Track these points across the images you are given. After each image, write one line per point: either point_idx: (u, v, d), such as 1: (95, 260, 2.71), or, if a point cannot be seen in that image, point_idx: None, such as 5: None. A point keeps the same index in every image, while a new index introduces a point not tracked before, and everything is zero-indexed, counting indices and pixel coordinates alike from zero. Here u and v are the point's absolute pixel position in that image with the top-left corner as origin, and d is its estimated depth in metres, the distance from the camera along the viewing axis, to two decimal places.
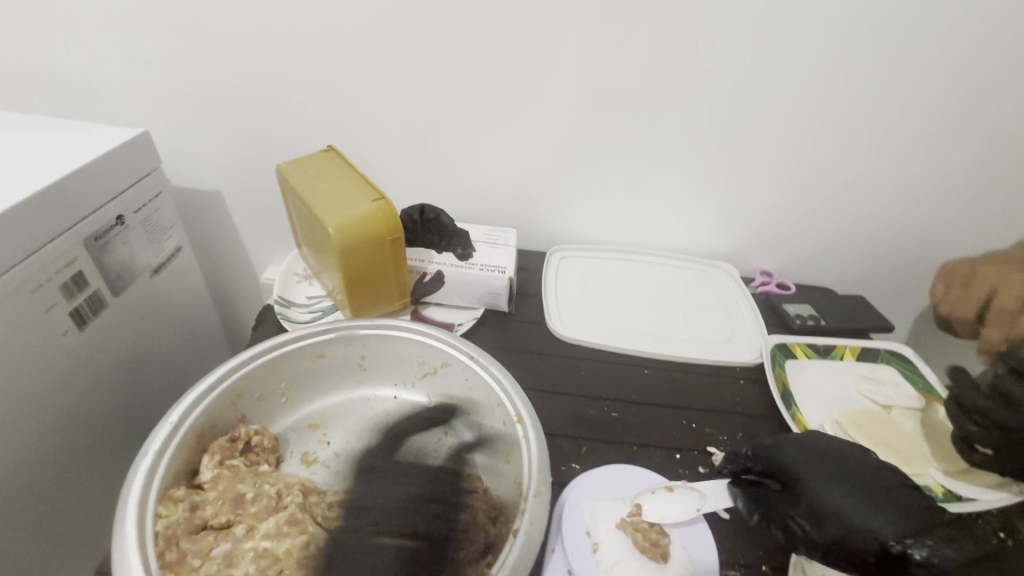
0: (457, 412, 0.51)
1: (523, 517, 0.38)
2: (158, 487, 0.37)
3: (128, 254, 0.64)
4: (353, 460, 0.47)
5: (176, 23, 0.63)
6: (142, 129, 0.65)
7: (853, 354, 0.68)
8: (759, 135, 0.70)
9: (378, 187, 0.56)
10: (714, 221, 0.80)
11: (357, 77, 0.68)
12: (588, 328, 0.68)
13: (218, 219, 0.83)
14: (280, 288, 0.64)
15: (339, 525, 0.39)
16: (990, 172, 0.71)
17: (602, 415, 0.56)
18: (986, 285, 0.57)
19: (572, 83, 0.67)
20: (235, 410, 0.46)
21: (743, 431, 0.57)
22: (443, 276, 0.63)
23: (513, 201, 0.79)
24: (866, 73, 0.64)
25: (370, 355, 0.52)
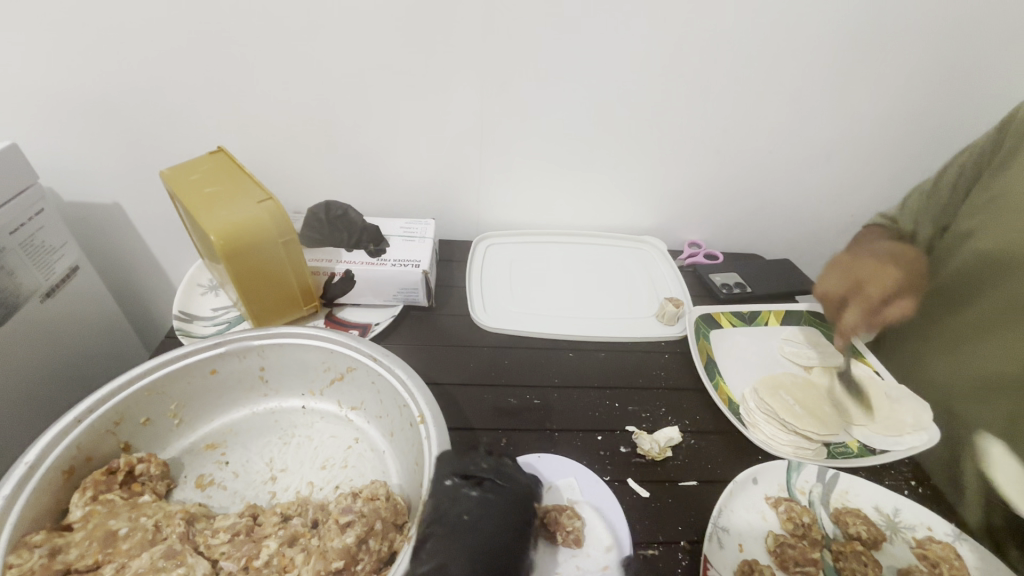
0: (368, 417, 0.50)
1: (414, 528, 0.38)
2: (12, 533, 0.34)
3: (7, 280, 0.58)
4: (253, 479, 0.45)
5: (35, 24, 0.57)
6: (9, 142, 0.59)
7: (778, 318, 0.69)
8: (674, 106, 0.69)
9: (267, 186, 0.53)
10: (639, 196, 0.79)
11: (248, 72, 0.64)
12: (513, 316, 0.66)
13: (123, 232, 0.78)
14: (181, 302, 0.60)
15: (223, 552, 0.36)
16: (892, 128, 0.73)
17: (525, 404, 0.55)
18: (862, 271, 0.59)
19: (478, 67, 0.65)
20: (115, 438, 0.43)
21: (666, 405, 0.56)
22: (352, 276, 0.60)
23: (432, 190, 0.77)
24: (768, 38, 0.64)
25: (270, 366, 0.49)
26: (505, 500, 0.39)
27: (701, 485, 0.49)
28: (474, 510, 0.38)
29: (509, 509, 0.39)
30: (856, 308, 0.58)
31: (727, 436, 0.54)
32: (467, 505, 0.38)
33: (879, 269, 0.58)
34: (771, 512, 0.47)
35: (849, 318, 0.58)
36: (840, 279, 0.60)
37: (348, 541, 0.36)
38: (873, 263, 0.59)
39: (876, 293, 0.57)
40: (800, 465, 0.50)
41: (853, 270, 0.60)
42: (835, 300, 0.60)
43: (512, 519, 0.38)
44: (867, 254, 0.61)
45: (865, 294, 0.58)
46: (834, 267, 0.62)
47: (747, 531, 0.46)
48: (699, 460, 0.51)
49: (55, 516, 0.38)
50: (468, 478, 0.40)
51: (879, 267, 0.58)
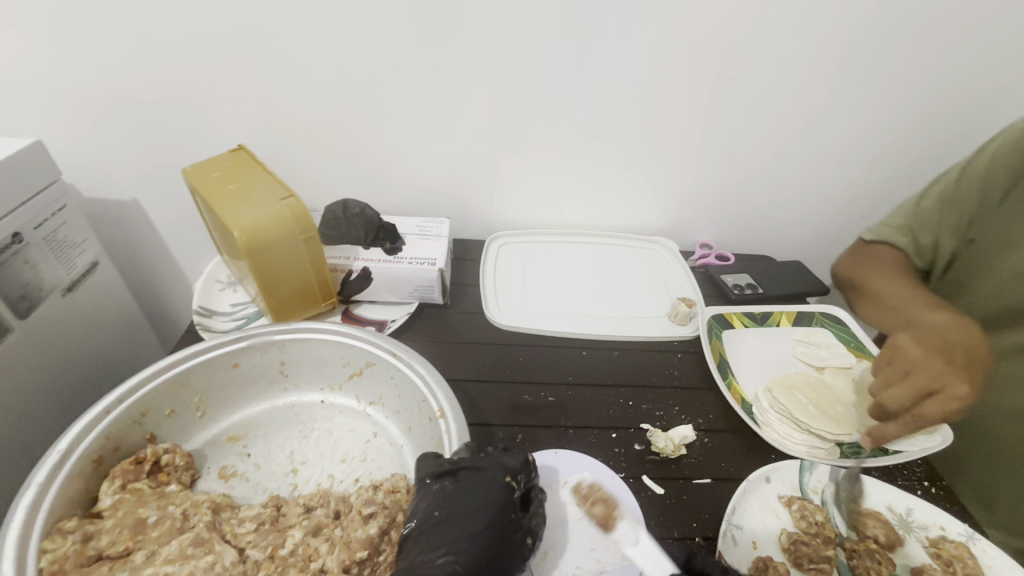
0: (386, 412, 0.50)
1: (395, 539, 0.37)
2: (45, 519, 0.35)
3: (32, 274, 0.60)
4: (275, 471, 0.45)
5: (60, 24, 0.59)
6: (34, 139, 0.60)
7: (789, 319, 0.69)
8: (687, 107, 0.70)
9: (288, 184, 0.54)
10: (651, 198, 0.80)
11: (267, 72, 0.65)
12: (527, 314, 0.66)
13: (140, 228, 0.79)
14: (201, 298, 0.61)
15: (249, 541, 0.37)
16: (905, 131, 0.73)
17: (539, 401, 0.56)
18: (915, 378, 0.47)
19: (493, 68, 0.65)
20: (141, 430, 0.43)
21: (679, 403, 0.57)
22: (369, 273, 0.61)
23: (445, 189, 0.77)
24: (781, 41, 0.64)
25: (290, 361, 0.50)
26: (477, 486, 0.37)
27: (715, 482, 0.49)
28: (444, 504, 0.36)
29: (484, 493, 0.37)
30: (901, 422, 0.47)
31: (740, 434, 0.54)
32: (437, 501, 0.36)
33: (943, 376, 0.46)
34: (784, 511, 0.47)
35: (887, 432, 0.48)
36: (901, 386, 0.48)
37: (371, 532, 0.37)
38: (933, 367, 0.47)
39: (932, 413, 0.46)
40: (813, 465, 0.50)
41: (905, 362, 0.49)
42: (880, 408, 0.49)
43: (486, 504, 0.36)
44: (909, 342, 0.50)
45: (924, 417, 0.46)
46: (885, 364, 0.51)
47: (761, 528, 0.46)
48: (713, 458, 0.52)
49: (85, 505, 0.39)
50: (440, 473, 0.38)
51: (940, 370, 0.47)
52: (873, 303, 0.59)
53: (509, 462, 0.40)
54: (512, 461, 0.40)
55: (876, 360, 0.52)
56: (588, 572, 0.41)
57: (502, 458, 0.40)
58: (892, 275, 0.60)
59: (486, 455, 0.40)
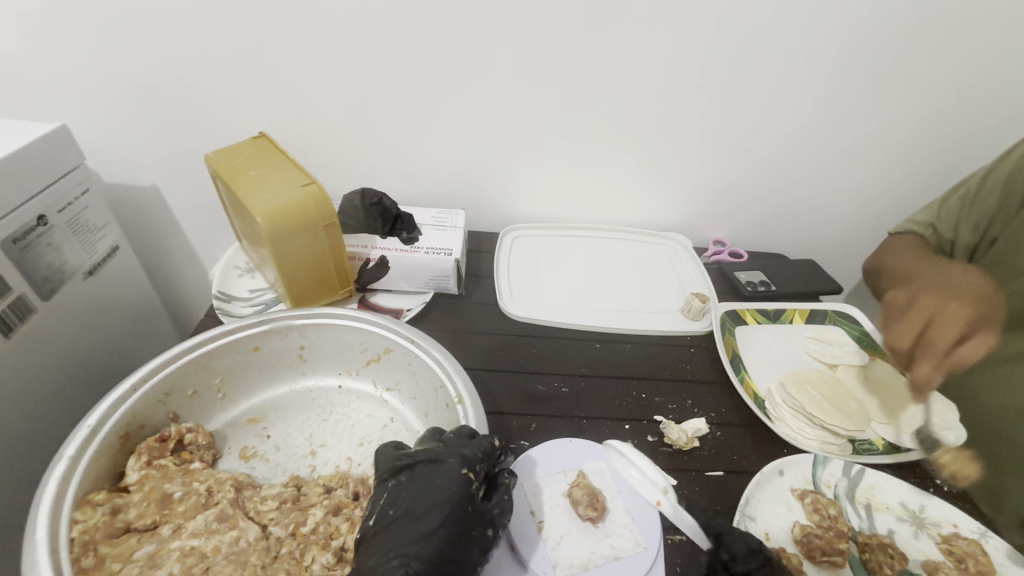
0: (403, 398, 0.51)
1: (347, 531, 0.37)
2: (76, 491, 0.36)
3: (55, 257, 0.60)
4: (294, 453, 0.46)
5: (86, 11, 0.59)
6: (59, 124, 0.61)
7: (802, 317, 0.69)
8: (705, 104, 0.70)
9: (309, 171, 0.54)
10: (665, 193, 0.80)
11: (288, 61, 0.65)
12: (541, 306, 0.67)
13: (159, 215, 0.80)
14: (220, 283, 0.62)
15: (272, 518, 0.38)
16: (923, 131, 0.73)
17: (553, 392, 0.56)
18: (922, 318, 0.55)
19: (512, 62, 0.65)
20: (165, 409, 0.44)
21: (692, 397, 0.57)
22: (387, 261, 0.61)
23: (461, 181, 0.78)
24: (801, 38, 0.64)
25: (310, 346, 0.51)
26: (432, 480, 0.36)
27: (728, 475, 0.50)
28: (398, 499, 0.36)
29: (437, 487, 0.36)
30: (925, 359, 0.54)
31: (753, 429, 0.54)
32: (393, 496, 0.36)
33: (934, 306, 0.55)
34: (797, 503, 0.48)
35: (918, 371, 0.54)
36: (911, 329, 0.55)
37: None
38: (928, 302, 0.55)
39: (939, 338, 0.53)
40: (826, 460, 0.51)
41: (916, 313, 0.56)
42: (900, 352, 0.56)
43: (440, 499, 0.35)
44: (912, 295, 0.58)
45: (936, 342, 0.53)
46: (894, 318, 0.58)
47: (775, 521, 0.46)
48: (725, 451, 0.52)
49: (112, 479, 0.40)
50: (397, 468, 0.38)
51: (938, 302, 0.55)
52: (891, 282, 0.64)
53: (468, 452, 0.39)
54: (472, 450, 0.39)
55: (883, 318, 0.60)
56: (603, 557, 0.42)
57: (461, 447, 0.39)
58: (911, 251, 0.65)
59: (444, 445, 0.39)
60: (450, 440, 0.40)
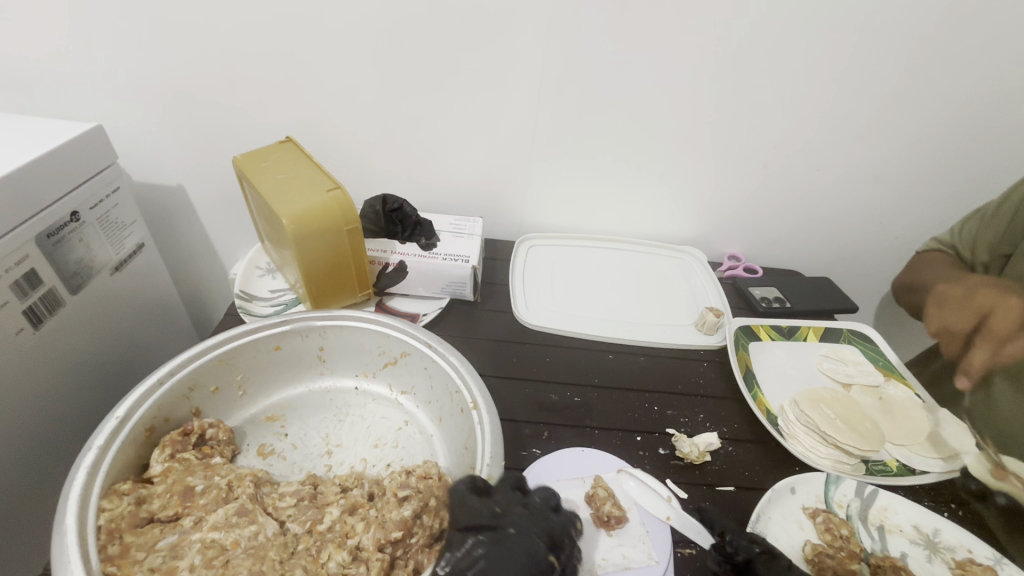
0: (418, 401, 0.52)
1: (364, 532, 0.38)
2: (104, 480, 0.37)
3: (84, 252, 0.62)
4: (310, 452, 0.47)
5: (126, 18, 0.62)
6: (94, 124, 0.63)
7: (817, 335, 0.69)
8: (723, 121, 0.71)
9: (335, 177, 0.56)
10: (682, 207, 0.81)
11: (316, 69, 0.67)
12: (556, 316, 0.68)
13: (184, 214, 0.82)
14: (242, 282, 0.64)
15: (290, 514, 0.39)
16: (943, 153, 0.73)
17: (566, 401, 0.56)
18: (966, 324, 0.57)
19: (535, 75, 0.67)
20: (188, 404, 0.45)
21: (705, 412, 0.57)
22: (405, 266, 0.62)
23: (479, 190, 0.79)
24: (821, 59, 0.65)
25: (329, 346, 0.52)
26: (513, 554, 0.34)
27: (739, 491, 0.50)
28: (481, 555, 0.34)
29: (519, 561, 0.34)
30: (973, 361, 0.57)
31: (766, 446, 0.54)
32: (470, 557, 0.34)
33: (999, 297, 0.55)
34: (809, 522, 0.47)
35: (975, 360, 0.56)
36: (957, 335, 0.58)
37: (406, 514, 0.38)
38: (991, 294, 0.56)
39: (1000, 329, 0.54)
40: (838, 479, 0.50)
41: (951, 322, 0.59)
42: (959, 338, 0.58)
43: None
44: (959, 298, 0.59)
45: (996, 334, 0.54)
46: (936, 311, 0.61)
47: (785, 539, 0.46)
48: (737, 467, 0.52)
49: (136, 470, 0.41)
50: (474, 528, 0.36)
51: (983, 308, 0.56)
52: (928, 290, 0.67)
53: (555, 530, 0.37)
54: (558, 531, 0.37)
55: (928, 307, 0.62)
56: (614, 566, 0.42)
57: (545, 520, 0.37)
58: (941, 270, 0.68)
59: (531, 515, 0.37)
60: (534, 505, 0.38)
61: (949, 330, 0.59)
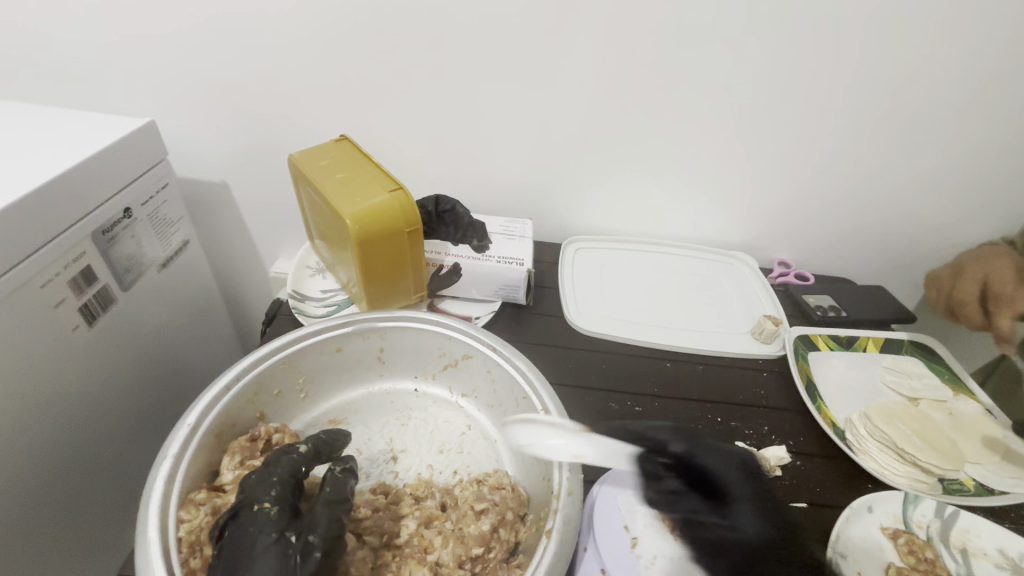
0: (480, 406, 0.51)
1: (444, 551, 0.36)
2: (179, 490, 0.36)
3: (135, 249, 0.62)
4: (375, 457, 0.46)
5: (180, 14, 0.61)
6: (147, 120, 0.62)
7: (877, 345, 0.67)
8: (780, 123, 0.69)
9: (395, 177, 0.54)
10: (732, 212, 0.79)
11: (367, 67, 0.66)
12: (609, 321, 0.66)
13: (226, 211, 0.82)
14: (293, 282, 0.63)
15: (367, 526, 0.38)
16: (1009, 159, 0.70)
17: (627, 410, 0.55)
18: (974, 284, 0.63)
19: (590, 76, 0.65)
20: (254, 408, 0.45)
21: (769, 424, 0.55)
22: (460, 269, 0.62)
23: (525, 191, 0.78)
24: (886, 60, 0.62)
25: (389, 348, 0.51)
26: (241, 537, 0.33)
27: (811, 507, 0.48)
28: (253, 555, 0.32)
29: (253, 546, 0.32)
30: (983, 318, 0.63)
31: (838, 462, 0.52)
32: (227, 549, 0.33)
33: (996, 265, 0.62)
34: (890, 543, 0.45)
35: (1004, 323, 0.60)
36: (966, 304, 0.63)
37: (484, 528, 0.37)
38: (984, 264, 0.63)
39: (1005, 290, 0.60)
40: (917, 498, 0.48)
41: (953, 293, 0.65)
42: (976, 307, 0.63)
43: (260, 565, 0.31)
44: (969, 279, 0.63)
45: (1007, 295, 0.60)
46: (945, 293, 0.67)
47: (867, 560, 0.44)
48: (808, 483, 0.50)
49: (207, 477, 0.40)
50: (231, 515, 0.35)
51: (983, 266, 0.63)
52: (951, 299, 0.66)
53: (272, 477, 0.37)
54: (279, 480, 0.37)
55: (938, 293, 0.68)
56: None
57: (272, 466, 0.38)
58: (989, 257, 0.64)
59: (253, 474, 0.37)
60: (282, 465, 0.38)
61: (963, 304, 0.64)
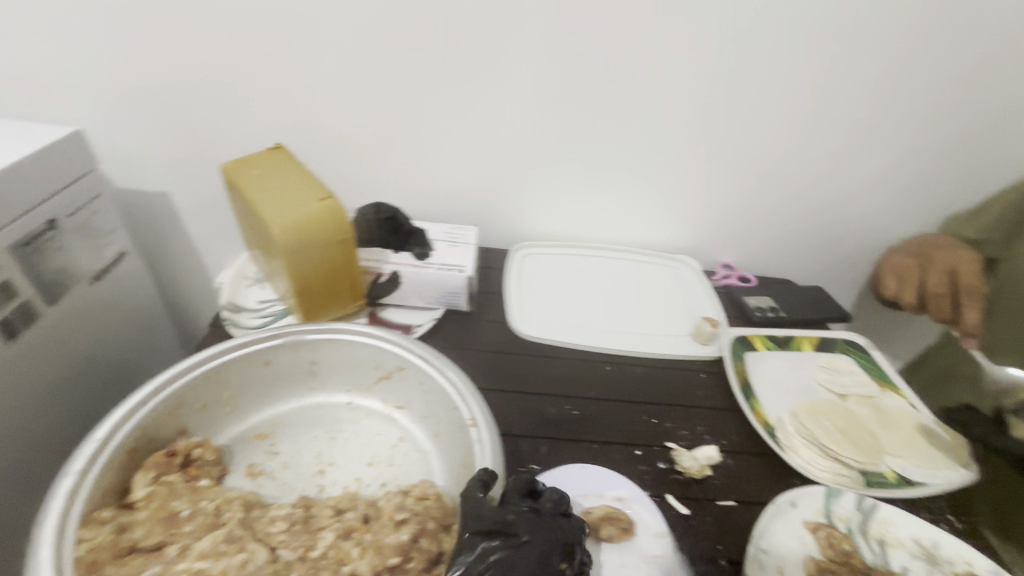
0: (414, 418, 0.50)
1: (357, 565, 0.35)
2: (83, 507, 0.35)
3: (63, 261, 0.60)
4: (302, 471, 0.45)
5: (111, 21, 0.60)
6: (75, 128, 0.60)
7: (811, 344, 0.69)
8: (717, 129, 0.71)
9: (327, 185, 0.54)
10: (676, 216, 0.80)
11: (307, 75, 0.65)
12: (552, 326, 0.66)
13: (167, 221, 0.80)
14: (229, 293, 0.62)
15: (281, 540, 0.37)
16: (932, 162, 0.74)
17: (564, 414, 0.55)
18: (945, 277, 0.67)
19: (530, 84, 0.66)
20: (174, 422, 0.44)
21: (704, 424, 0.57)
22: (398, 276, 0.61)
23: (473, 199, 0.78)
24: (812, 69, 0.65)
25: (321, 360, 0.50)
26: None
27: (740, 505, 0.49)
28: None
29: None
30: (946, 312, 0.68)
31: (767, 459, 0.54)
32: None
33: (960, 260, 0.67)
34: (811, 537, 0.47)
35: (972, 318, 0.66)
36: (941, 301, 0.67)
37: (403, 538, 0.37)
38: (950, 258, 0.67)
39: (973, 285, 0.66)
40: (839, 492, 0.50)
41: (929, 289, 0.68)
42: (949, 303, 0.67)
43: None
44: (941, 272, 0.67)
45: (975, 289, 0.66)
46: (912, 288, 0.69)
47: (787, 554, 0.45)
48: (736, 481, 0.51)
49: (117, 495, 0.39)
50: None
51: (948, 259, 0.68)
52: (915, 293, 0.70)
53: None
54: None
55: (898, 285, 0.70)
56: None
57: None
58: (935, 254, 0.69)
59: None
60: None
61: (938, 298, 0.67)
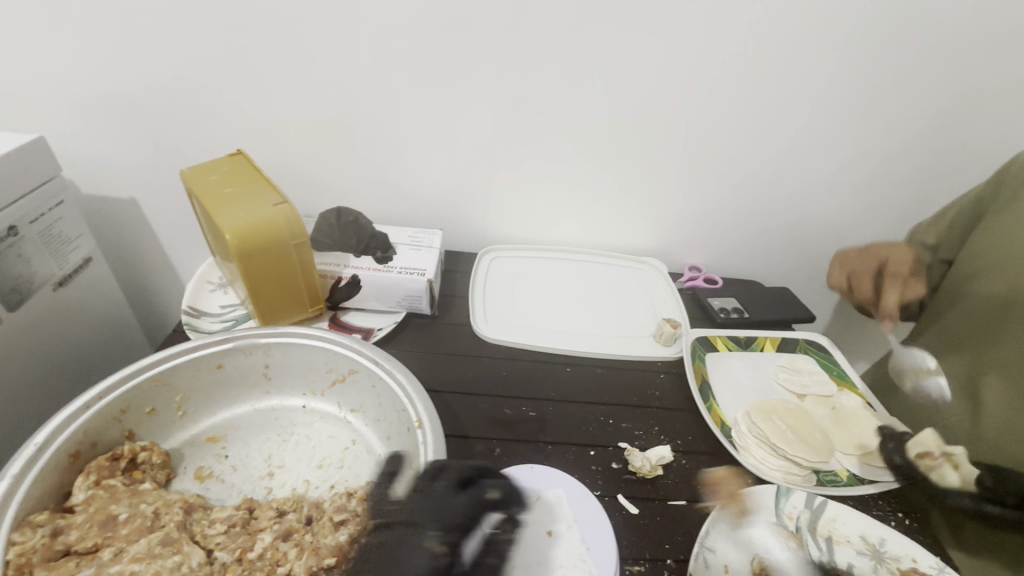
0: (367, 420, 0.51)
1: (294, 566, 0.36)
2: (17, 512, 0.36)
3: (24, 268, 0.60)
4: (250, 473, 0.46)
5: (73, 29, 0.61)
6: (36, 135, 0.60)
7: (774, 345, 0.70)
8: (679, 133, 0.72)
9: (282, 190, 0.54)
10: (643, 219, 0.81)
11: (271, 82, 0.66)
12: (514, 329, 0.67)
13: (136, 226, 0.80)
14: (191, 298, 0.62)
15: (219, 543, 0.38)
16: (892, 166, 0.75)
17: (520, 415, 0.56)
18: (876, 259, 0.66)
19: (493, 90, 0.67)
20: (120, 426, 0.44)
21: (659, 424, 0.57)
22: (358, 280, 0.61)
23: (440, 202, 0.79)
24: (770, 75, 0.66)
25: (274, 364, 0.51)
26: None
27: (690, 504, 0.50)
28: None
29: None
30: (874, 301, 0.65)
31: (721, 459, 0.54)
32: None
33: (894, 251, 0.66)
34: (759, 535, 0.47)
35: (892, 298, 0.63)
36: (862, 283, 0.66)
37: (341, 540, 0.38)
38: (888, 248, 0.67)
39: (901, 271, 0.65)
40: (789, 490, 0.50)
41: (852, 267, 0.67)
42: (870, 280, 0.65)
43: None
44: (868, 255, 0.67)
45: (902, 273, 0.64)
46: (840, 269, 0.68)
47: (734, 552, 0.45)
48: (688, 480, 0.52)
49: (57, 498, 0.40)
50: None
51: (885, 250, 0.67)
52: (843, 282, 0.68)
53: None
54: None
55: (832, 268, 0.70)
56: None
57: None
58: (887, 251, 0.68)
59: None
60: None
61: (860, 274, 0.66)
